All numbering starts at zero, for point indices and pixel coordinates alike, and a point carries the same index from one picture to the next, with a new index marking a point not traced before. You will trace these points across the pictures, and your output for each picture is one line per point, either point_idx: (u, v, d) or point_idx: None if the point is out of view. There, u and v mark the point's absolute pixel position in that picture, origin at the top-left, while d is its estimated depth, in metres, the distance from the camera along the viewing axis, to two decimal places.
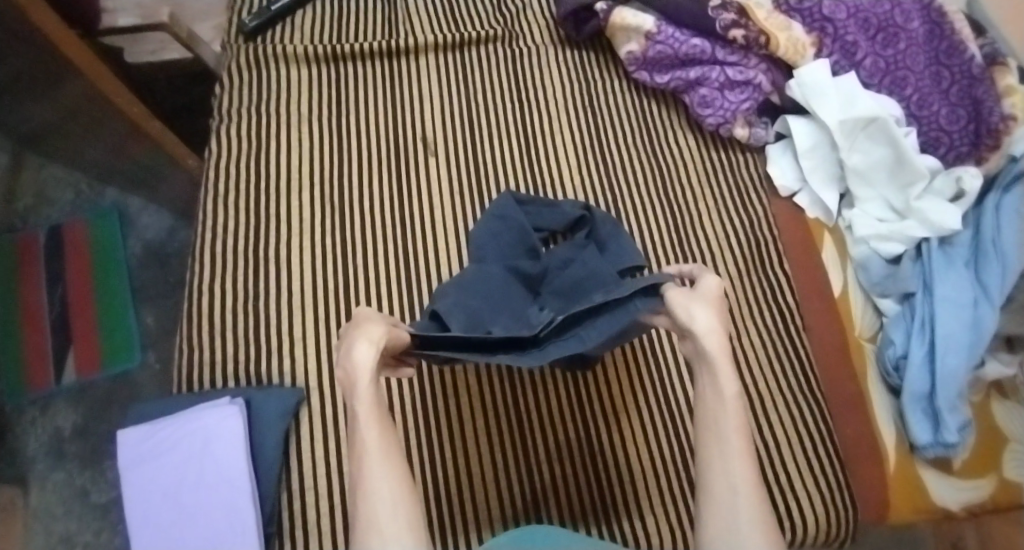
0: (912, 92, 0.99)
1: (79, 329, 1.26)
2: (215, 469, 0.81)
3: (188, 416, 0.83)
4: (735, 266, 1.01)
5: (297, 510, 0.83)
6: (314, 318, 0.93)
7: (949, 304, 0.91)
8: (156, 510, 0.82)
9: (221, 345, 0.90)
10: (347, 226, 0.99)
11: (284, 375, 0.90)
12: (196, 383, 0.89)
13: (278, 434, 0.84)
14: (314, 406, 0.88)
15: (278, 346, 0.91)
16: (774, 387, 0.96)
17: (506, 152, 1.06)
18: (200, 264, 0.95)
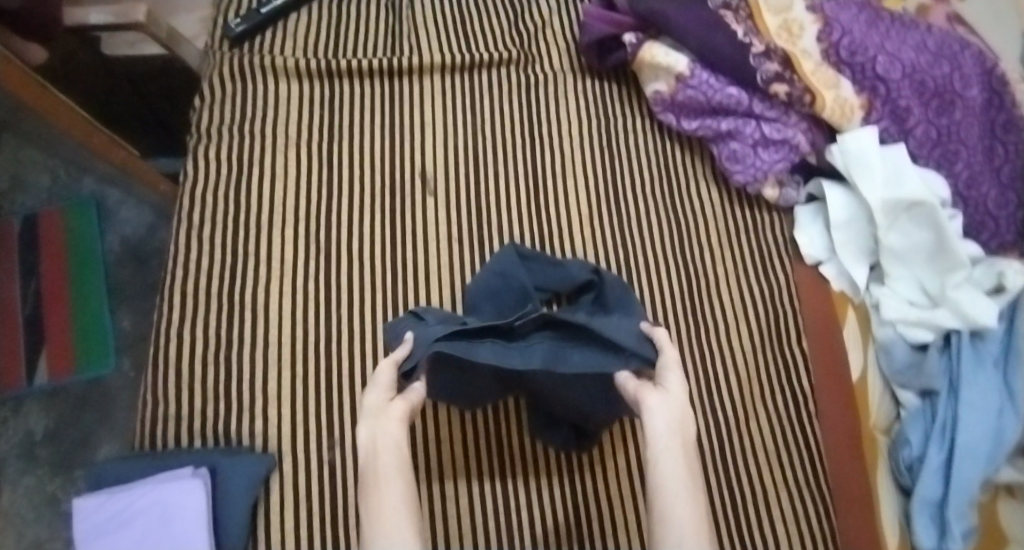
0: (962, 169, 0.89)
1: (52, 327, 1.17)
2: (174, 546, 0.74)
3: (150, 484, 0.76)
4: (750, 339, 0.93)
5: None
6: (290, 372, 0.85)
7: (974, 407, 0.83)
8: None
9: (189, 401, 0.84)
10: (333, 268, 0.91)
11: (257, 436, 0.83)
12: (159, 441, 0.82)
13: (244, 506, 0.78)
14: (287, 474, 0.81)
15: (251, 402, 0.84)
16: (779, 477, 0.88)
17: (511, 193, 0.97)
18: (171, 305, 0.88)
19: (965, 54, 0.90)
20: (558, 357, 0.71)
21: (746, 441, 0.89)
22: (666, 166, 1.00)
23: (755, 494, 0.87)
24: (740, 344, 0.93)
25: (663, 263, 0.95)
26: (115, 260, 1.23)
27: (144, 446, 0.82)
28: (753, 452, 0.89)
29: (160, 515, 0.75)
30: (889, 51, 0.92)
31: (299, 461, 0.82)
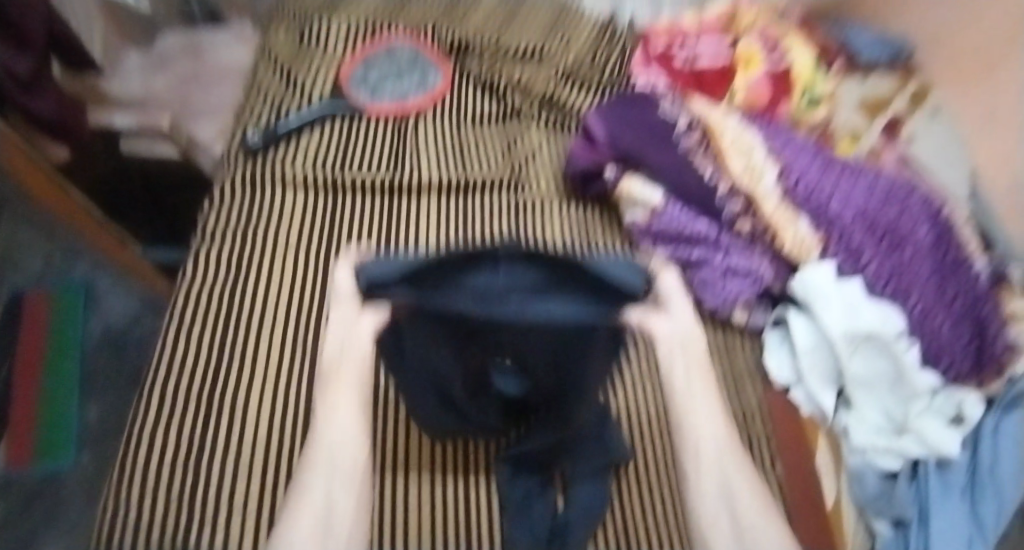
0: (916, 302, 0.96)
1: (15, 417, 1.13)
2: None
3: None
4: None
5: None
6: (266, 469, 0.85)
7: (945, 538, 0.85)
8: None
9: (158, 498, 0.81)
10: (320, 363, 0.93)
11: (222, 536, 0.80)
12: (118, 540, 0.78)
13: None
14: None
15: (223, 501, 0.82)
16: None
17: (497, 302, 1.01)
18: (153, 397, 0.88)
19: (913, 199, 1.01)
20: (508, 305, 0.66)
21: None
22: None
23: None
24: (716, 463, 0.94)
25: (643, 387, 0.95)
26: (94, 348, 1.23)
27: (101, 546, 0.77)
28: None
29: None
30: (842, 194, 1.02)
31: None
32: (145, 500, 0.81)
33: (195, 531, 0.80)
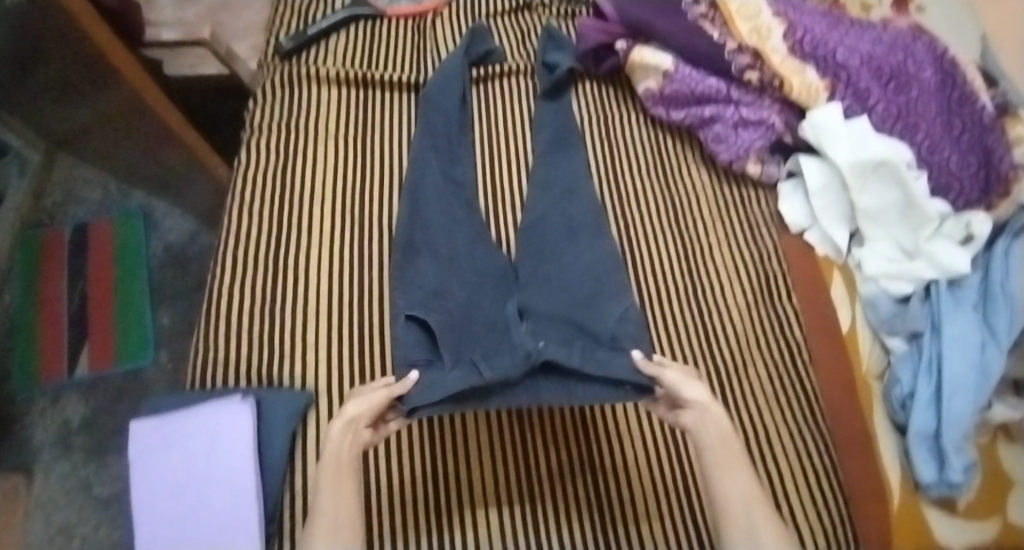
0: (923, 138, 1.00)
1: (95, 325, 1.27)
2: (223, 463, 0.82)
3: (203, 409, 0.84)
4: (747, 297, 1.02)
5: (297, 511, 0.83)
6: (325, 323, 0.94)
7: (957, 344, 0.88)
8: (162, 482, 0.82)
9: (242, 342, 0.92)
10: (363, 236, 1.01)
11: (294, 371, 0.91)
12: (211, 379, 0.90)
13: (284, 436, 0.85)
14: (323, 412, 0.89)
15: (290, 352, 0.92)
16: (779, 421, 0.94)
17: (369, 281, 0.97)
18: (226, 260, 0.98)
19: (917, 45, 1.05)
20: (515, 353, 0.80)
21: (745, 395, 0.95)
22: (625, 167, 1.11)
23: (756, 438, 0.93)
24: (706, 358, 0.97)
25: (648, 249, 1.04)
26: (157, 264, 1.33)
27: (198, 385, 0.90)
28: (754, 402, 0.95)
29: (209, 436, 0.83)
30: (847, 44, 1.06)
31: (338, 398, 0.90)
32: (229, 350, 0.92)
33: (273, 374, 0.91)
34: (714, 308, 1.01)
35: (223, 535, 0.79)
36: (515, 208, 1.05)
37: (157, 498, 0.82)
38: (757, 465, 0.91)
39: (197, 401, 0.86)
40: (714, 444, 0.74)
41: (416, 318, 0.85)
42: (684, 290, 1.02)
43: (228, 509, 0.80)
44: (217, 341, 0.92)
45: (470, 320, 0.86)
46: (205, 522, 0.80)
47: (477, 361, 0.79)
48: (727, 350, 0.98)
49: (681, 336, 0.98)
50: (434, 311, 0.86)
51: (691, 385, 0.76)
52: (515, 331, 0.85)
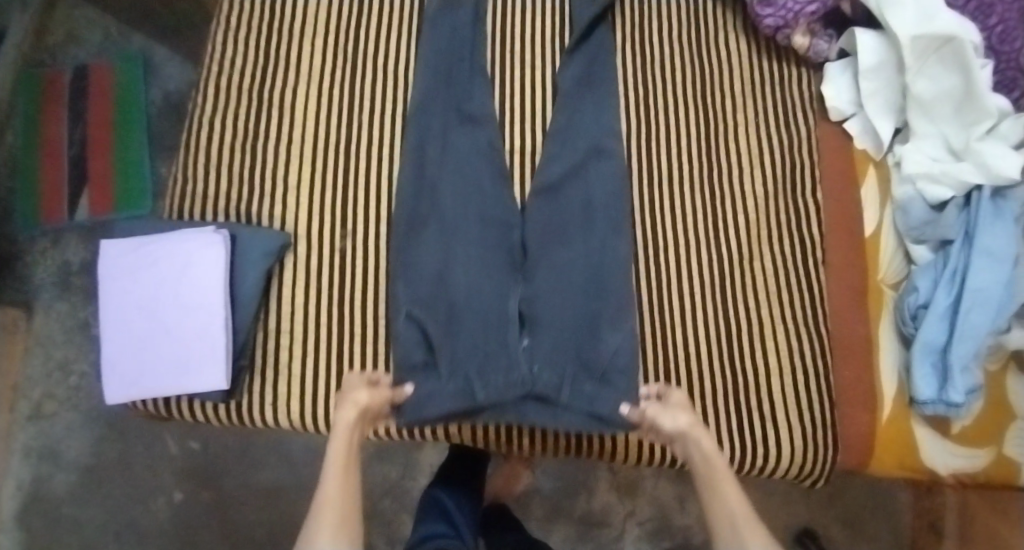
0: (996, 23, 0.87)
1: (95, 170, 1.25)
2: (191, 289, 0.81)
3: (179, 234, 0.83)
4: (767, 185, 0.92)
5: (269, 350, 0.85)
6: (310, 177, 0.90)
7: (991, 256, 0.80)
8: (128, 290, 0.82)
9: (226, 181, 0.89)
10: (356, 90, 0.93)
11: (275, 216, 0.89)
12: (189, 213, 0.88)
13: (259, 274, 0.83)
14: (301, 255, 0.88)
15: (268, 210, 0.89)
16: (777, 316, 0.87)
17: (359, 141, 0.91)
18: (206, 93, 0.92)
19: None
20: (514, 371, 0.82)
21: (745, 287, 0.88)
22: (648, 28, 0.98)
23: (750, 332, 0.86)
24: (711, 248, 0.89)
25: (660, 125, 0.94)
26: (156, 113, 1.28)
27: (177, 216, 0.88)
28: (753, 295, 0.88)
29: (181, 265, 0.82)
30: None
31: (318, 250, 0.88)
32: (210, 193, 0.89)
33: (253, 216, 0.89)
34: (727, 194, 0.91)
35: (192, 360, 0.80)
36: (534, 78, 0.95)
37: (124, 307, 0.82)
38: (739, 358, 0.85)
39: (171, 227, 0.85)
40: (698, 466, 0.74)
41: (417, 320, 0.83)
42: (695, 172, 0.92)
43: (194, 332, 0.80)
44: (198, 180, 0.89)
45: (471, 313, 0.84)
46: (167, 338, 0.81)
47: (474, 381, 0.82)
48: (734, 240, 0.89)
49: (684, 221, 0.90)
50: (424, 284, 0.85)
51: (672, 415, 0.77)
52: (513, 332, 0.84)
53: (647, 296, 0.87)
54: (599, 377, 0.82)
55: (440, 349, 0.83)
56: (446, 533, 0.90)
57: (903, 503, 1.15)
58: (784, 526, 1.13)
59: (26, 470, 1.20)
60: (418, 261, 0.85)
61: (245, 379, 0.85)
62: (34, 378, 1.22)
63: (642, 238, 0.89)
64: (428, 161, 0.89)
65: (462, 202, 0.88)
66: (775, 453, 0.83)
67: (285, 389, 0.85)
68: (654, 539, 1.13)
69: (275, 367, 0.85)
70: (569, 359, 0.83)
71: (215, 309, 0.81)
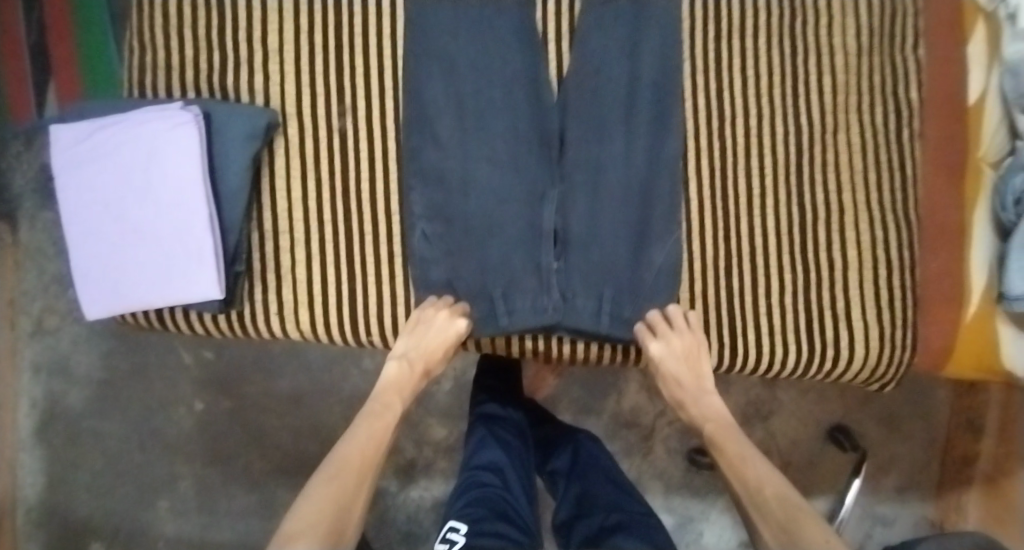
0: None
1: (58, 55, 1.09)
2: (163, 185, 0.61)
3: (138, 113, 0.62)
4: (869, 30, 0.72)
5: (268, 253, 0.69)
6: (294, 40, 0.68)
7: None
8: (85, 192, 0.62)
9: (179, 44, 0.68)
10: None
11: (255, 92, 0.69)
12: (148, 90, 0.69)
13: (246, 162, 0.64)
14: (292, 136, 0.69)
15: (239, 87, 0.68)
16: (860, 195, 0.72)
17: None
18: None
19: None
20: (542, 292, 0.70)
21: (830, 161, 0.72)
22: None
23: (829, 214, 0.72)
24: (791, 119, 0.72)
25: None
26: None
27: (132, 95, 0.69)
28: (837, 167, 0.72)
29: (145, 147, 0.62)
30: None
31: (310, 135, 0.69)
32: (170, 69, 0.68)
33: (227, 91, 0.68)
34: (815, 47, 0.72)
35: (173, 271, 0.62)
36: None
37: (83, 211, 0.62)
38: (812, 248, 0.72)
39: (126, 105, 0.64)
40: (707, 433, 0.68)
41: (432, 238, 0.69)
42: (775, 18, 0.71)
43: (172, 239, 0.62)
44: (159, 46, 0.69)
45: (496, 231, 0.70)
46: (142, 242, 0.62)
47: (499, 308, 0.70)
48: (822, 107, 0.72)
49: (751, 83, 0.71)
50: (446, 177, 0.69)
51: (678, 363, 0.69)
52: (545, 255, 0.70)
53: (709, 176, 0.72)
54: (641, 301, 0.71)
55: (458, 276, 0.70)
56: (493, 482, 0.79)
57: (941, 398, 1.02)
58: (816, 422, 1.01)
59: (37, 388, 1.13)
60: (429, 176, 0.70)
61: (245, 285, 0.69)
62: (31, 292, 1.12)
63: (703, 109, 0.71)
64: (424, 28, 0.69)
65: (468, 84, 0.69)
66: (845, 356, 0.72)
67: (291, 298, 0.69)
68: (684, 438, 1.05)
69: (276, 274, 0.69)
70: (608, 284, 0.71)
71: (198, 208, 0.62)
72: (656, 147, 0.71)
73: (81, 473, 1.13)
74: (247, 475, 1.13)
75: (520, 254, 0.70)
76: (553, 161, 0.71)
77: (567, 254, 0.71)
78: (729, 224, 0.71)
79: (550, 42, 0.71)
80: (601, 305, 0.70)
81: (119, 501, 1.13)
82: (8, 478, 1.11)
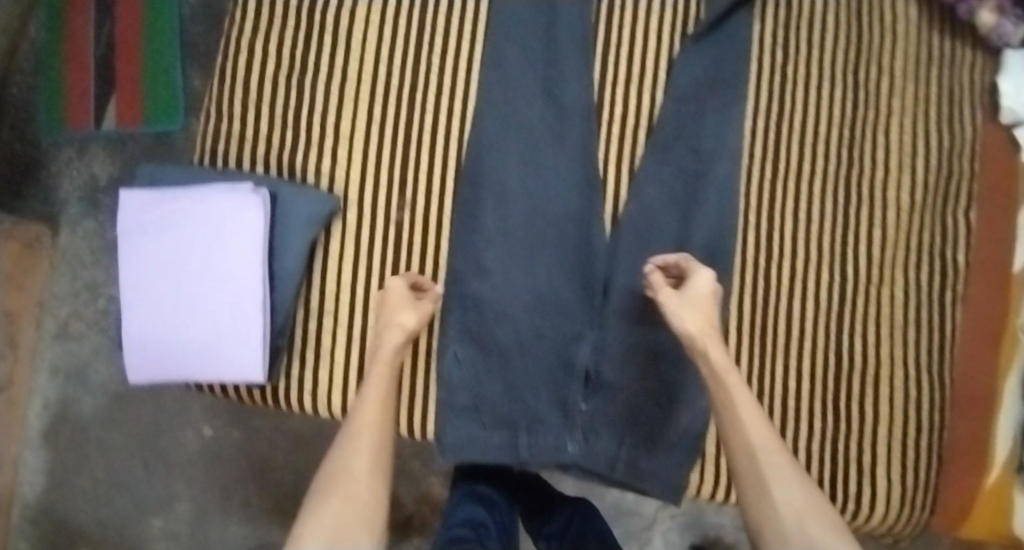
0: None
1: (122, 74, 1.13)
2: (222, 263, 0.64)
3: (206, 190, 0.65)
4: (923, 195, 0.72)
5: (311, 333, 0.71)
6: (366, 130, 0.72)
7: None
8: (144, 257, 0.65)
9: (255, 120, 0.72)
10: (427, 23, 0.73)
11: (322, 177, 0.72)
12: (221, 159, 0.72)
13: (304, 246, 0.68)
14: (351, 222, 0.72)
15: (305, 168, 0.72)
16: (898, 354, 0.72)
17: (412, 101, 0.72)
18: (240, 16, 0.74)
19: None
20: (564, 434, 0.70)
21: (871, 312, 0.72)
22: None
23: (867, 367, 0.72)
24: (839, 266, 0.72)
25: (796, 103, 0.73)
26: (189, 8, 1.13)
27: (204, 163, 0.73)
28: (877, 322, 0.72)
29: (210, 228, 0.65)
30: None
31: (370, 223, 0.72)
32: (246, 143, 0.72)
33: (295, 171, 0.72)
34: (866, 198, 0.72)
35: (222, 345, 0.64)
36: (657, 17, 0.73)
37: (138, 275, 0.65)
38: (843, 399, 0.72)
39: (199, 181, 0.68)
40: (709, 385, 0.58)
41: (467, 359, 0.70)
42: (832, 164, 0.72)
43: (223, 315, 0.64)
44: (239, 121, 0.73)
45: (524, 360, 0.70)
46: (190, 313, 0.65)
47: (520, 441, 0.70)
48: (868, 256, 0.72)
49: (802, 225, 0.72)
50: (491, 282, 0.71)
51: (682, 315, 0.61)
52: (572, 393, 0.71)
53: (750, 311, 0.72)
54: (661, 458, 0.70)
55: (484, 403, 0.70)
56: (467, 537, 0.70)
57: None
58: None
59: (52, 390, 1.14)
60: (474, 290, 0.70)
61: (283, 359, 0.71)
62: (61, 296, 1.14)
63: (752, 245, 0.72)
64: (493, 134, 0.71)
65: (523, 196, 0.71)
66: (867, 513, 0.73)
67: (325, 376, 0.71)
68: (685, 534, 1.04)
69: (316, 352, 0.71)
70: (628, 437, 0.70)
71: (253, 290, 0.64)
72: (709, 278, 0.71)
73: (83, 480, 1.14)
74: (244, 508, 1.12)
75: (546, 390, 0.70)
76: (594, 305, 0.71)
77: (594, 396, 0.71)
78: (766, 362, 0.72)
79: (611, 163, 0.73)
80: (619, 453, 0.70)
81: (116, 514, 1.13)
82: (10, 474, 1.12)
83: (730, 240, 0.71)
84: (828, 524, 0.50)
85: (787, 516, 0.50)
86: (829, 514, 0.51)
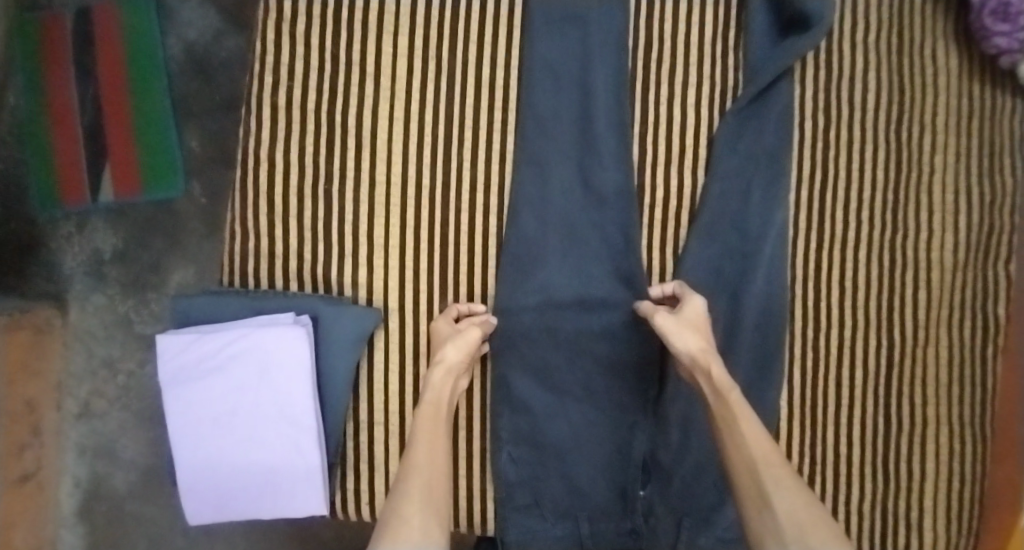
0: None
1: (114, 138, 1.07)
2: (274, 399, 0.66)
3: (247, 326, 0.66)
4: (962, 252, 0.72)
5: (364, 443, 0.73)
6: (400, 236, 0.73)
7: None
8: (194, 399, 0.67)
9: (281, 236, 0.73)
10: (451, 121, 0.73)
11: (358, 286, 0.73)
12: (251, 278, 0.74)
13: (350, 366, 0.69)
14: (393, 331, 0.73)
15: (346, 280, 0.73)
16: (944, 412, 0.73)
17: (443, 202, 0.73)
18: (263, 126, 0.73)
19: None
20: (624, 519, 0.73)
21: (919, 375, 0.73)
22: (856, 17, 0.71)
23: (915, 427, 0.73)
24: (885, 331, 0.72)
25: (838, 169, 0.71)
26: (180, 73, 1.10)
27: (232, 282, 0.74)
28: (923, 385, 0.73)
29: (257, 363, 0.66)
30: None
31: (412, 329, 0.73)
32: (286, 259, 0.73)
33: (333, 283, 0.73)
34: (910, 262, 0.72)
35: (283, 477, 0.67)
36: (692, 91, 0.72)
37: (192, 418, 0.67)
38: (895, 458, 0.73)
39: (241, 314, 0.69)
40: (712, 405, 0.62)
41: (520, 460, 0.73)
42: (876, 230, 0.72)
43: (281, 449, 0.66)
44: (274, 235, 0.73)
45: (582, 452, 0.73)
46: (248, 451, 0.67)
47: (583, 529, 0.73)
48: (911, 319, 0.72)
49: (849, 293, 0.72)
50: (536, 378, 0.72)
51: (682, 336, 0.64)
52: (630, 482, 0.73)
53: (800, 384, 0.73)
54: (719, 535, 0.71)
55: (545, 498, 0.73)
56: None
57: None
58: None
59: (82, 468, 1.13)
60: (522, 390, 0.72)
61: (339, 474, 0.73)
62: (79, 373, 1.12)
63: (797, 317, 0.72)
64: (530, 231, 0.71)
65: (566, 291, 0.71)
66: None
67: (380, 485, 0.73)
68: None
69: (369, 462, 0.72)
70: (687, 519, 0.72)
71: (307, 422, 0.66)
72: (763, 359, 0.72)
73: None
74: None
75: (604, 481, 0.73)
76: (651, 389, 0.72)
77: (651, 482, 0.73)
78: (825, 427, 0.73)
79: (655, 248, 0.73)
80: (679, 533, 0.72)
81: None
82: None
83: (778, 321, 0.71)
84: (828, 531, 0.52)
85: (787, 524, 0.53)
86: (828, 524, 0.53)
